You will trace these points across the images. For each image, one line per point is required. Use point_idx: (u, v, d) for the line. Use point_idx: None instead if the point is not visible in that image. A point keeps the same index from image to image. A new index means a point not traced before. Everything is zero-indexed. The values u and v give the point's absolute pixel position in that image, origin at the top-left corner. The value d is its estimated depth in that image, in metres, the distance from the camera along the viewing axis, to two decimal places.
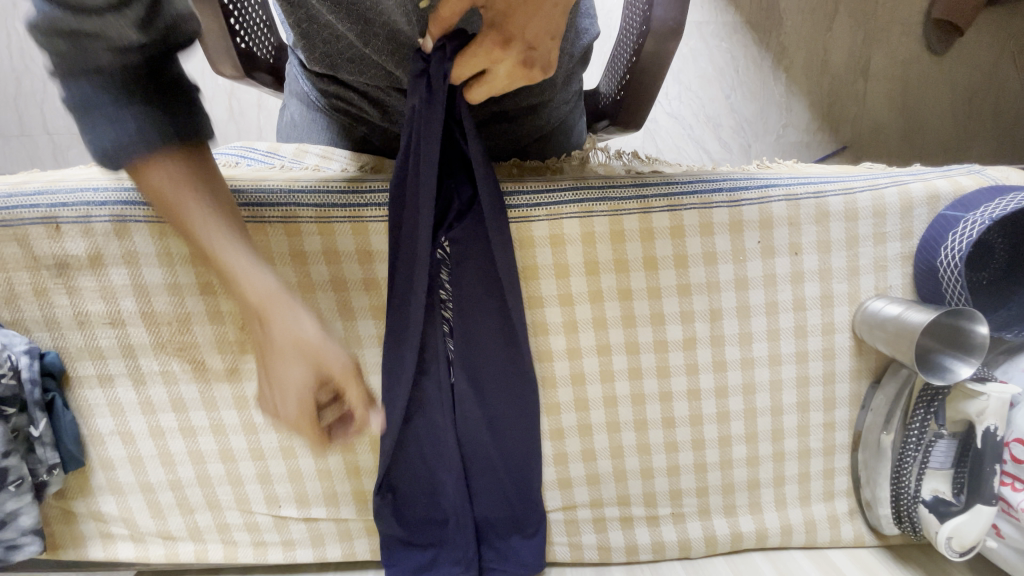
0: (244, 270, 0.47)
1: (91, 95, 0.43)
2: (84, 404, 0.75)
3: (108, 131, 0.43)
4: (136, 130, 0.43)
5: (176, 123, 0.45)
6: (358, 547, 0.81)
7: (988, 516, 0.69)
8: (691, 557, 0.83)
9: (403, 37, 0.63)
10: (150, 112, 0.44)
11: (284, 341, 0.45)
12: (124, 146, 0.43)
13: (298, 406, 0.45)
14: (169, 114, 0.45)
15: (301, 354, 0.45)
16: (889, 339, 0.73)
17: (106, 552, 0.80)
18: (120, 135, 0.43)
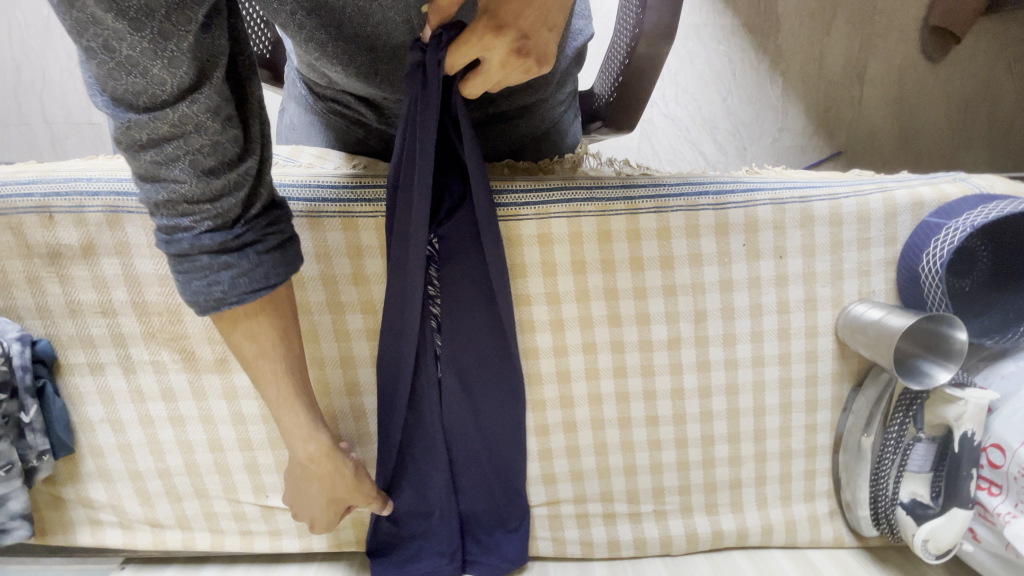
0: (303, 424, 0.59)
1: (192, 252, 0.48)
2: (74, 392, 0.76)
3: (207, 279, 0.49)
4: (231, 283, 0.49)
5: (264, 266, 0.51)
6: (344, 537, 0.82)
7: (964, 520, 0.70)
8: (672, 554, 0.84)
9: (402, 51, 0.65)
10: (244, 261, 0.50)
11: (321, 489, 0.64)
12: (215, 291, 0.49)
13: (318, 518, 0.66)
14: (256, 258, 0.50)
15: (326, 493, 0.64)
16: (870, 343, 0.74)
17: (94, 538, 0.81)
18: (217, 285, 0.49)
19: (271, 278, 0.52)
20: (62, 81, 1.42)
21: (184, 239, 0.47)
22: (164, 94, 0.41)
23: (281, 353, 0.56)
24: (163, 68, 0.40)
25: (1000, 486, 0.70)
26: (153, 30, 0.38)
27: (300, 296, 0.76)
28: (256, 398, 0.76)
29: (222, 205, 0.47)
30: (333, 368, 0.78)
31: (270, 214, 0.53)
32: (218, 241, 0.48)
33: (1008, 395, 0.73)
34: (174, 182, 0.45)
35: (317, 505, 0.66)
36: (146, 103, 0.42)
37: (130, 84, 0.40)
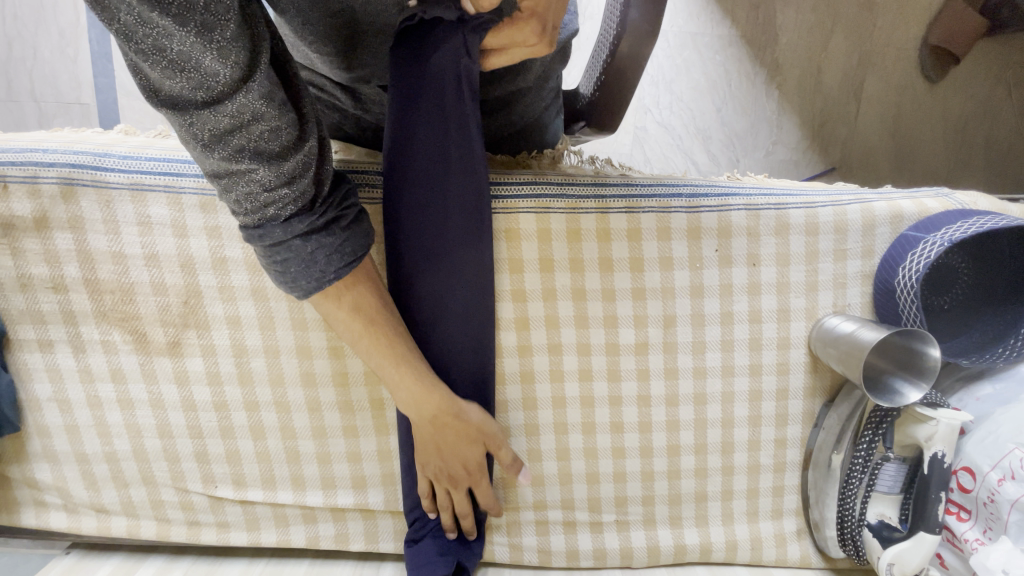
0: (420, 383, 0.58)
1: (283, 239, 0.46)
2: (22, 368, 0.74)
3: (302, 262, 0.47)
4: (325, 261, 0.48)
5: (350, 241, 0.50)
6: (293, 534, 0.79)
7: (931, 545, 0.67)
8: (633, 567, 0.82)
9: (388, 31, 0.59)
10: (330, 237, 0.48)
11: (465, 441, 0.62)
12: (313, 272, 0.48)
13: (467, 467, 0.63)
14: (342, 234, 0.49)
15: (468, 430, 0.62)
16: (841, 357, 0.72)
17: (38, 521, 0.79)
18: (311, 264, 0.47)
19: (358, 250, 0.51)
20: (53, 59, 1.41)
21: (273, 229, 0.46)
22: (222, 85, 0.39)
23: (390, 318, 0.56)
24: (215, 60, 0.38)
25: (969, 511, 0.67)
26: (197, 23, 0.36)
27: (257, 281, 0.71)
28: (209, 383, 0.74)
29: (299, 189, 0.45)
30: (289, 357, 0.74)
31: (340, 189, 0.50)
32: (305, 224, 0.46)
33: (981, 418, 0.70)
34: (250, 172, 0.43)
35: (466, 451, 0.62)
36: (206, 99, 0.40)
37: (185, 82, 0.39)
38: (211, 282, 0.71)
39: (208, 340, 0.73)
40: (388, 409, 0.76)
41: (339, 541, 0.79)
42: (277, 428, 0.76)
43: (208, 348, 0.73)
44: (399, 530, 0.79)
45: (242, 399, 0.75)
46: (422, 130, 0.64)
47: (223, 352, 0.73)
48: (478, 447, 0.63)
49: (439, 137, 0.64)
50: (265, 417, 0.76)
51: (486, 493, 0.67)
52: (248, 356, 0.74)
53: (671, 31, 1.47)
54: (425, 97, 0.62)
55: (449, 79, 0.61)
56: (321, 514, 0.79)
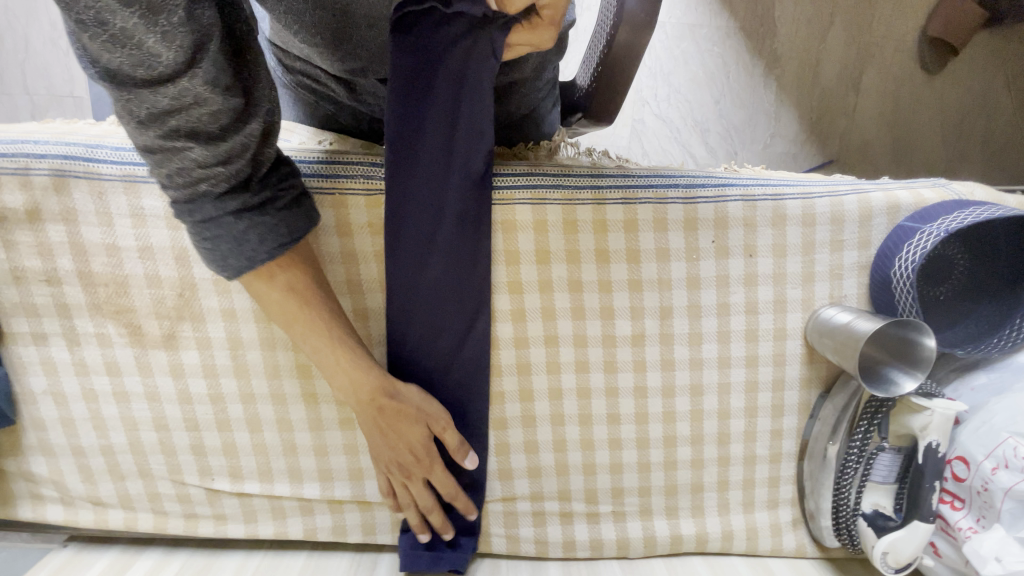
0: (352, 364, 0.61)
1: (216, 215, 0.50)
2: (17, 361, 0.74)
3: (235, 240, 0.51)
4: (258, 241, 0.52)
5: (285, 221, 0.55)
6: (291, 526, 0.79)
7: (925, 533, 0.68)
8: (629, 557, 0.82)
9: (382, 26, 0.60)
10: (266, 217, 0.53)
11: (408, 419, 0.64)
12: (244, 251, 0.52)
13: (413, 451, 0.65)
14: (277, 215, 0.54)
15: (408, 412, 0.64)
16: (837, 348, 0.72)
17: (35, 513, 0.79)
18: (245, 243, 0.52)
19: (294, 234, 0.55)
20: (46, 51, 1.40)
21: (206, 203, 0.50)
22: (164, 67, 0.42)
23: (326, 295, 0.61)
24: (157, 42, 0.41)
25: (963, 500, 0.68)
26: (143, 6, 0.39)
27: None
28: (204, 375, 0.74)
29: (232, 168, 0.49)
30: (285, 350, 0.73)
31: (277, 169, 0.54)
32: (239, 202, 0.51)
33: (976, 407, 0.70)
34: (184, 149, 0.46)
35: (410, 432, 0.64)
36: (147, 78, 0.43)
37: (127, 60, 0.41)
38: (205, 274, 0.70)
39: (203, 333, 0.73)
40: None
41: (336, 532, 0.79)
42: (273, 421, 0.76)
43: (204, 340, 0.73)
44: (396, 521, 0.79)
45: (238, 391, 0.75)
46: (427, 123, 0.63)
47: (219, 345, 0.73)
48: (426, 423, 0.65)
49: (446, 123, 0.63)
50: (262, 409, 0.76)
51: (442, 479, 0.68)
52: (243, 348, 0.73)
53: (669, 22, 1.46)
54: (437, 86, 0.60)
55: (458, 72, 0.59)
56: (318, 506, 0.79)
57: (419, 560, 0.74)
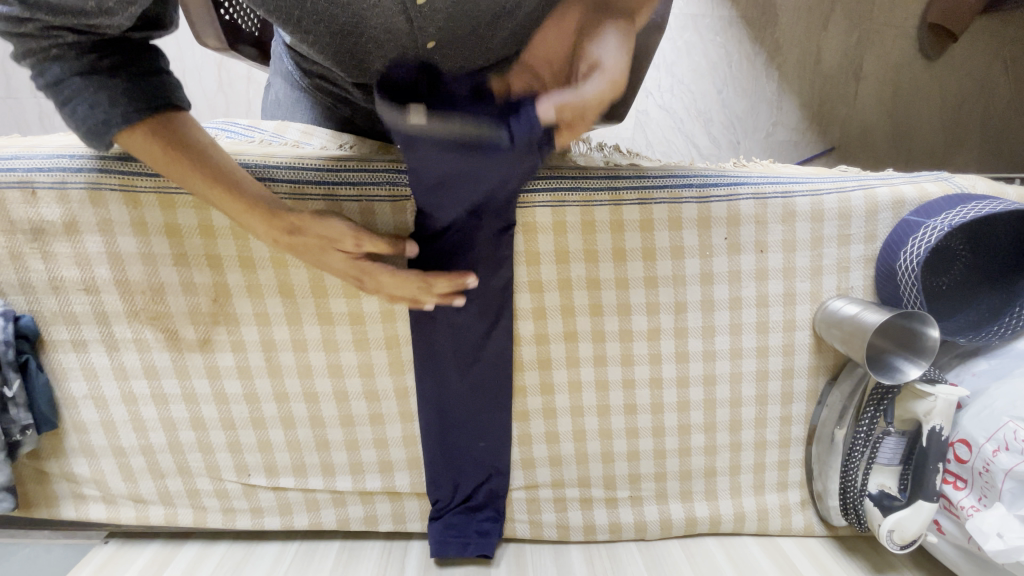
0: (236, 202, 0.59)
1: (62, 80, 0.50)
2: (58, 368, 0.77)
3: (85, 105, 0.51)
4: (110, 103, 0.51)
5: (141, 89, 0.52)
6: (325, 517, 0.83)
7: (929, 512, 0.72)
8: (646, 539, 0.86)
9: (396, 31, 0.64)
10: (116, 81, 0.51)
11: (324, 249, 0.63)
12: (95, 116, 0.52)
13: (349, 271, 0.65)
14: (133, 80, 0.52)
15: (321, 242, 0.63)
16: (844, 338, 0.75)
17: (78, 512, 0.82)
18: (93, 111, 0.51)
19: (156, 101, 0.53)
20: None
21: (56, 70, 0.50)
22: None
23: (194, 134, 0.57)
24: None
25: (965, 480, 0.72)
26: None
27: (283, 278, 0.73)
28: (239, 377, 0.77)
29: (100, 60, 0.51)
30: (316, 351, 0.77)
31: (149, 57, 0.54)
32: (90, 72, 0.50)
33: (977, 392, 0.74)
34: (57, 38, 0.48)
35: (337, 262, 0.65)
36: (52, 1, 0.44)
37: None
38: (239, 280, 0.73)
39: (237, 336, 0.75)
40: (413, 396, 0.79)
41: (368, 522, 0.83)
42: (306, 418, 0.79)
43: (238, 343, 0.76)
44: (425, 510, 0.83)
45: (272, 391, 0.78)
46: (445, 197, 0.66)
47: (253, 347, 0.76)
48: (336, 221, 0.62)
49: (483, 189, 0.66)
50: (295, 408, 0.79)
51: (402, 278, 0.65)
52: (276, 350, 0.76)
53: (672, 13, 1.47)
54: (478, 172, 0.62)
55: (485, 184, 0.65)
56: (350, 498, 0.83)
57: (449, 545, 0.79)
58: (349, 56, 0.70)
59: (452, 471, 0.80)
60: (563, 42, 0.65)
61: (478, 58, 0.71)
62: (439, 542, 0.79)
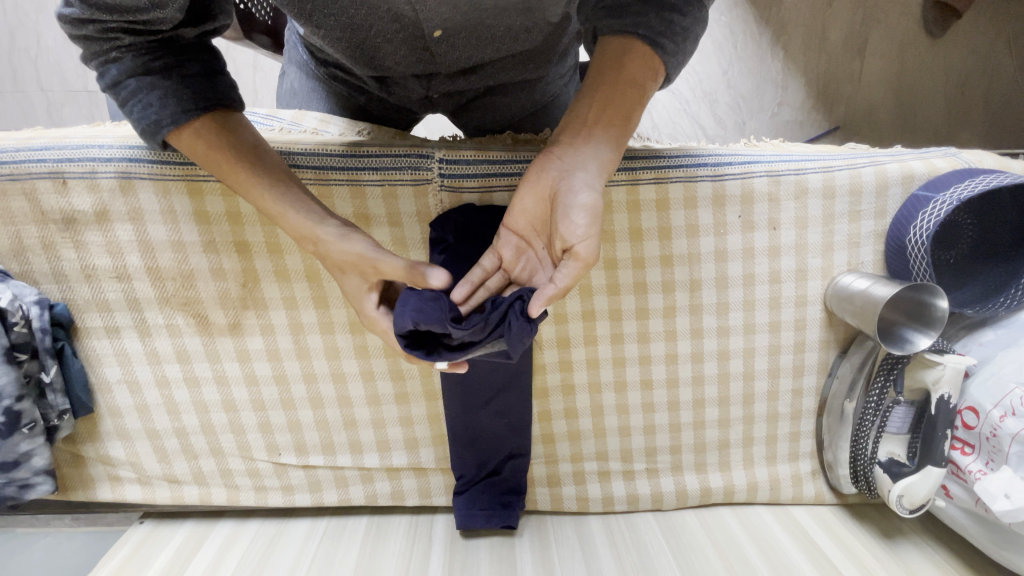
0: (271, 200, 0.59)
1: (119, 80, 0.54)
2: (91, 354, 0.79)
3: (141, 104, 0.55)
4: (160, 103, 0.54)
5: (190, 89, 0.55)
6: (353, 493, 0.86)
7: (937, 477, 0.74)
8: (663, 510, 0.89)
9: (405, 19, 0.65)
10: (166, 82, 0.54)
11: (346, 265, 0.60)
12: (149, 113, 0.55)
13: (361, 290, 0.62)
14: (181, 80, 0.55)
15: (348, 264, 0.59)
16: (856, 313, 0.78)
17: (114, 494, 0.85)
18: (148, 109, 0.55)
19: (200, 100, 0.56)
20: (57, 48, 1.45)
21: (114, 70, 0.54)
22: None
23: (245, 132, 0.60)
24: None
25: (973, 445, 0.74)
26: None
27: (309, 262, 0.75)
28: (269, 359, 0.80)
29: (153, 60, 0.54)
30: (342, 333, 0.79)
31: (200, 55, 0.57)
32: (141, 70, 0.54)
33: (984, 361, 0.76)
34: (115, 40, 0.52)
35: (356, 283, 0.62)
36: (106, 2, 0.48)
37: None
38: (267, 266, 0.75)
39: (266, 320, 0.78)
40: (436, 375, 0.82)
41: (395, 497, 0.86)
42: (334, 398, 0.82)
43: (267, 327, 0.78)
44: (450, 484, 0.87)
45: (300, 372, 0.81)
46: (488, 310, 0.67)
47: (281, 331, 0.78)
48: (362, 238, 0.59)
49: None
50: (323, 388, 0.82)
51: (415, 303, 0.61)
52: (304, 332, 0.79)
53: None
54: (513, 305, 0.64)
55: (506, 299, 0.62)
56: (377, 474, 0.86)
57: (474, 518, 0.81)
58: (361, 48, 0.71)
59: (475, 447, 0.83)
60: (541, 203, 0.61)
61: (489, 50, 0.72)
62: (465, 514, 0.82)
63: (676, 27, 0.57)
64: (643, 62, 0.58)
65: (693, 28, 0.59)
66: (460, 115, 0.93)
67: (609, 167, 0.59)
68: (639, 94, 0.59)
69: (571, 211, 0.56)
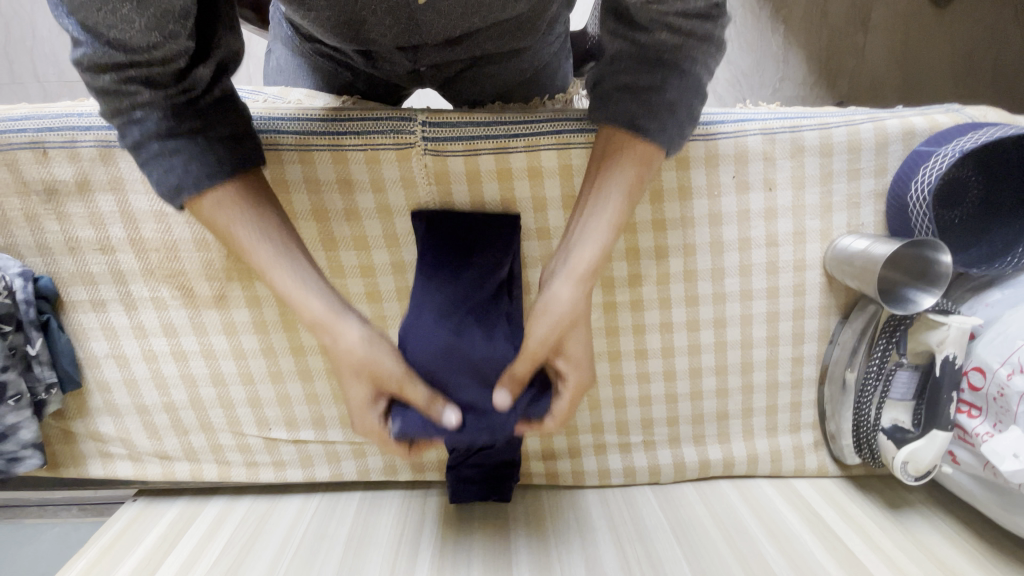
0: (293, 287, 0.55)
1: (142, 141, 0.50)
2: (78, 327, 0.78)
3: (164, 167, 0.50)
4: (183, 168, 0.50)
5: (216, 150, 0.52)
6: (345, 468, 0.85)
7: (943, 442, 0.72)
8: (661, 484, 0.87)
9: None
10: (191, 143, 0.51)
11: (355, 371, 0.56)
12: (172, 175, 0.50)
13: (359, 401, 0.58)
14: (207, 142, 0.52)
15: (363, 368, 0.55)
16: (855, 274, 0.75)
17: (105, 470, 0.84)
18: (171, 170, 0.50)
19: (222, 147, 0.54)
20: (52, 38, 1.45)
21: (135, 131, 0.50)
22: (135, 32, 0.44)
23: (270, 208, 0.57)
24: (130, 8, 0.42)
25: (980, 408, 0.72)
26: None
27: None
28: (256, 331, 0.79)
29: (173, 111, 0.50)
30: None
31: (220, 108, 0.54)
32: (166, 129, 0.50)
33: (991, 321, 0.73)
34: (133, 93, 0.48)
35: (355, 387, 0.57)
36: (117, 38, 0.44)
37: (102, 20, 0.43)
38: None
39: (252, 292, 0.77)
40: None
41: (387, 472, 0.85)
42: (323, 371, 0.81)
43: (253, 299, 0.77)
44: (442, 460, 0.85)
45: (288, 345, 0.79)
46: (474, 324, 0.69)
47: (267, 302, 0.77)
48: (390, 348, 0.57)
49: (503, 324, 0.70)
50: (312, 361, 0.80)
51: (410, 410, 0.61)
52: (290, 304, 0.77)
53: None
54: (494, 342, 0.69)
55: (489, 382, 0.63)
56: (369, 449, 0.85)
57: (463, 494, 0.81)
58: (344, 23, 0.69)
59: None
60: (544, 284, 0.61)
61: (475, 20, 0.70)
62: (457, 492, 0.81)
63: (655, 106, 0.53)
64: (625, 146, 0.55)
65: (680, 99, 0.53)
66: (447, 88, 0.89)
67: (587, 254, 0.55)
68: (620, 180, 0.55)
69: (543, 309, 0.55)
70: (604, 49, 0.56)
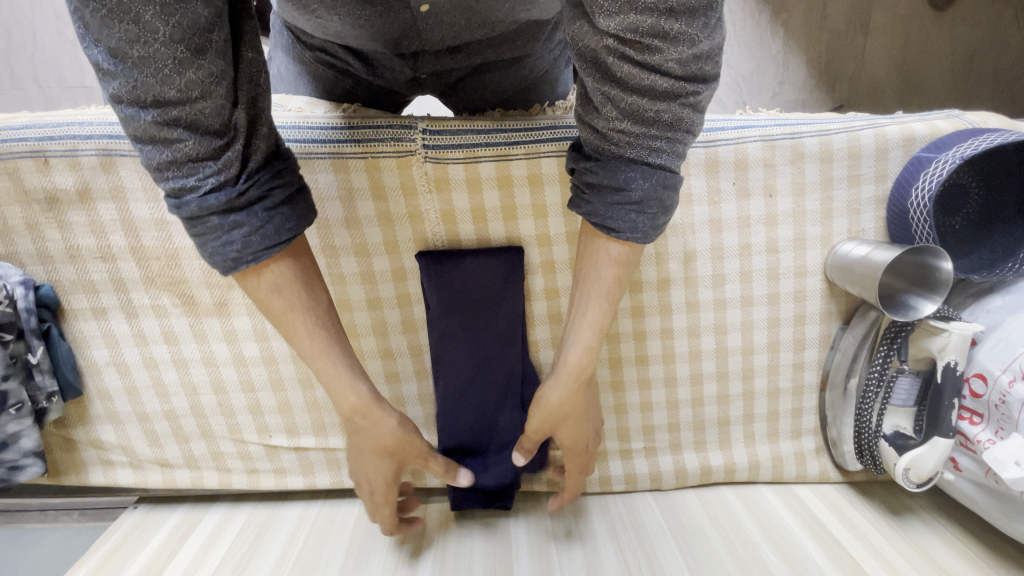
0: (344, 374, 0.57)
1: (199, 212, 0.45)
2: (79, 335, 0.78)
3: (223, 240, 0.47)
4: (243, 242, 0.48)
5: (275, 222, 0.49)
6: (345, 475, 0.85)
7: (945, 448, 0.71)
8: (663, 491, 0.87)
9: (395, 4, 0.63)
10: (253, 218, 0.48)
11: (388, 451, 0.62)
12: (231, 248, 0.48)
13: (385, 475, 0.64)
14: (265, 216, 0.48)
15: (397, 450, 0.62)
16: (856, 281, 0.75)
17: (106, 478, 0.84)
18: (232, 243, 0.47)
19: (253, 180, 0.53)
20: (54, 44, 1.46)
21: (191, 200, 0.45)
22: (161, 47, 0.39)
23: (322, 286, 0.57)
24: (155, 14, 0.38)
25: (982, 415, 0.72)
26: None
27: None
28: (257, 339, 0.79)
29: (224, 163, 0.45)
30: None
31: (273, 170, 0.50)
32: (224, 202, 0.46)
33: (992, 327, 0.73)
34: (177, 142, 0.43)
35: (378, 464, 0.63)
36: (142, 56, 0.39)
37: (128, 40, 0.39)
38: None
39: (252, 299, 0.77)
40: (425, 353, 0.82)
41: None
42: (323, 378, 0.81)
43: (253, 307, 0.77)
44: None
45: (289, 352, 0.79)
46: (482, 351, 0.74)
47: None
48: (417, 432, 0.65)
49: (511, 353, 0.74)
50: None
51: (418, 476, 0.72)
52: None
53: None
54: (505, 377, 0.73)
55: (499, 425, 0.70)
56: None
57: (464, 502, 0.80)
58: (346, 31, 0.69)
59: None
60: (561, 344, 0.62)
61: (476, 27, 0.70)
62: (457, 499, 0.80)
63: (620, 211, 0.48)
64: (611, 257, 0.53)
65: (648, 198, 0.47)
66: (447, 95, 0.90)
67: (573, 359, 0.57)
68: (599, 282, 0.54)
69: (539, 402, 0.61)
70: (580, 114, 0.50)
